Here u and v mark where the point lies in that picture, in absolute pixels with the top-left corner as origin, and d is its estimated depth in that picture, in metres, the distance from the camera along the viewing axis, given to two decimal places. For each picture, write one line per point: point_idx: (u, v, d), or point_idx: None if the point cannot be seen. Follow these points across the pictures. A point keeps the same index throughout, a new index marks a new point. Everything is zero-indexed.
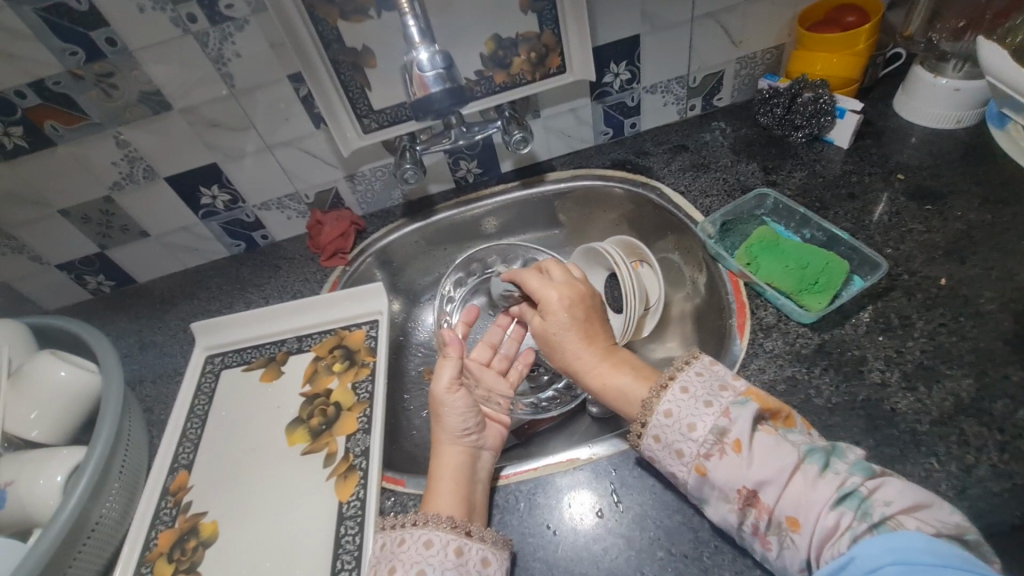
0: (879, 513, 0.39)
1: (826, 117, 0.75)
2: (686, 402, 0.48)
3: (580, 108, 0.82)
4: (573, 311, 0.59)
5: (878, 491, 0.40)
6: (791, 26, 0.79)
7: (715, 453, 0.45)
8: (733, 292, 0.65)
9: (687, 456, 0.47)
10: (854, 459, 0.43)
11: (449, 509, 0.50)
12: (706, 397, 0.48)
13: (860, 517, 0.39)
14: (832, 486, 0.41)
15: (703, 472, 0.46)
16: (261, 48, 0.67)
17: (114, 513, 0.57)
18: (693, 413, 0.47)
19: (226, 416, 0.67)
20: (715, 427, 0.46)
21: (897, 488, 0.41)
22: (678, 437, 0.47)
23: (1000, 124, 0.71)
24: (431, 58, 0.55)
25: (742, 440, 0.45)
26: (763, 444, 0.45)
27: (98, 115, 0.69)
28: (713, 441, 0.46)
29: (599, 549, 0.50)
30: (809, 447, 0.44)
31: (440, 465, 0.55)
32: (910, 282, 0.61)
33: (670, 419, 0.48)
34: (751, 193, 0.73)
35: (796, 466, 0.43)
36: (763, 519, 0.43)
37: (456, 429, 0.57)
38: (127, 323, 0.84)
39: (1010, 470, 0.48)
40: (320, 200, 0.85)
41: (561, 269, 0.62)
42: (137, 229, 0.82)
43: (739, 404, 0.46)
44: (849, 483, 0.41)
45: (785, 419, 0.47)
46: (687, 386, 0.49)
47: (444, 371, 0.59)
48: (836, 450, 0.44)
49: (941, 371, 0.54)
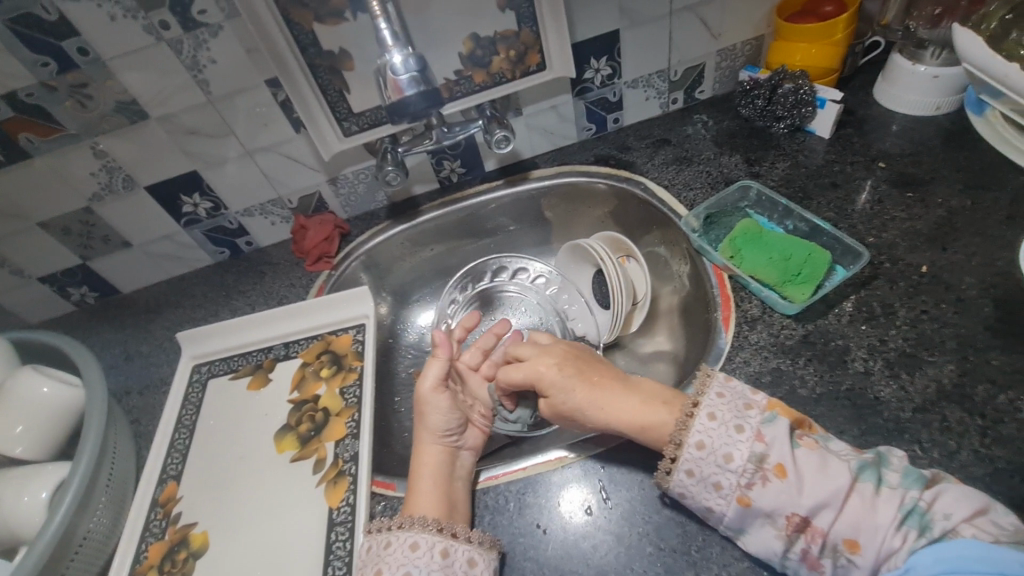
0: (939, 527, 0.41)
1: (807, 107, 0.75)
2: (717, 431, 0.47)
3: (561, 105, 0.82)
4: (566, 371, 0.57)
5: (936, 503, 0.42)
6: (770, 17, 0.79)
7: (756, 482, 0.45)
8: (717, 285, 0.65)
9: (726, 488, 0.46)
10: (904, 468, 0.44)
11: (428, 510, 0.51)
12: (736, 421, 0.47)
13: (920, 532, 0.42)
14: (892, 505, 0.42)
15: (747, 503, 0.45)
16: (236, 54, 0.66)
17: (103, 527, 0.57)
18: (727, 442, 0.47)
19: (214, 425, 0.67)
20: (753, 454, 0.46)
21: (954, 497, 0.42)
22: (714, 470, 0.46)
23: (978, 111, 0.71)
24: (404, 61, 0.55)
25: (784, 464, 0.45)
26: (805, 461, 0.45)
27: (74, 126, 0.68)
28: (753, 469, 0.45)
29: (589, 546, 0.50)
30: (860, 463, 0.45)
31: (421, 464, 0.56)
32: (892, 270, 0.61)
33: (703, 452, 0.47)
34: (734, 186, 0.73)
35: (851, 487, 0.43)
36: (817, 544, 0.43)
37: (438, 429, 0.58)
38: (112, 334, 0.83)
39: (992, 454, 0.48)
40: (304, 204, 0.84)
41: (544, 336, 0.62)
42: (119, 239, 0.81)
43: (769, 424, 0.47)
44: (907, 499, 0.42)
45: (810, 429, 0.48)
46: (713, 412, 0.48)
47: (430, 371, 0.61)
48: (883, 459, 0.45)
49: (924, 358, 0.54)
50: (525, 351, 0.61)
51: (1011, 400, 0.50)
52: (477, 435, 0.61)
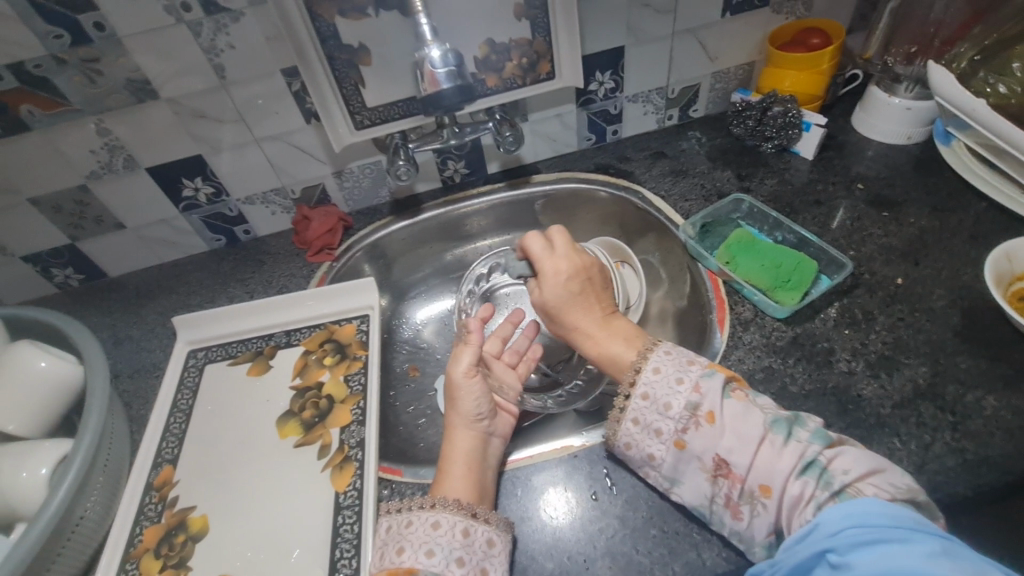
0: (838, 481, 0.43)
1: (794, 129, 0.80)
2: (659, 383, 0.51)
3: (565, 114, 0.85)
4: (572, 284, 0.60)
5: (836, 461, 0.45)
6: (761, 45, 0.85)
7: (691, 427, 0.49)
8: (712, 288, 0.69)
9: (665, 433, 0.50)
10: (815, 427, 0.47)
11: (457, 494, 0.51)
12: (678, 373, 0.51)
13: (822, 486, 0.44)
14: (796, 456, 0.45)
15: (682, 446, 0.49)
16: (256, 41, 0.67)
17: (97, 510, 0.55)
18: (668, 393, 0.51)
19: (212, 410, 0.66)
20: (688, 403, 0.50)
21: (853, 458, 0.45)
22: (656, 417, 0.51)
23: (946, 141, 0.78)
24: (443, 55, 0.57)
25: (714, 411, 0.49)
26: (733, 411, 0.49)
27: (80, 101, 0.67)
28: (688, 416, 0.49)
29: (595, 530, 0.52)
30: (775, 417, 0.48)
31: (452, 448, 0.56)
32: (871, 280, 0.66)
33: (647, 401, 0.51)
34: (727, 198, 0.78)
35: (762, 437, 0.47)
36: (737, 489, 0.47)
37: (470, 414, 0.57)
38: (99, 317, 0.81)
39: (963, 446, 0.53)
40: (307, 195, 0.85)
41: (565, 239, 0.63)
42: (113, 220, 0.79)
43: (708, 377, 0.50)
44: (809, 452, 0.45)
45: (748, 386, 0.52)
46: (658, 367, 0.52)
47: (463, 358, 0.60)
48: (799, 419, 0.48)
49: (900, 360, 0.59)
50: (536, 250, 0.63)
51: (977, 398, 0.55)
52: (507, 420, 0.61)
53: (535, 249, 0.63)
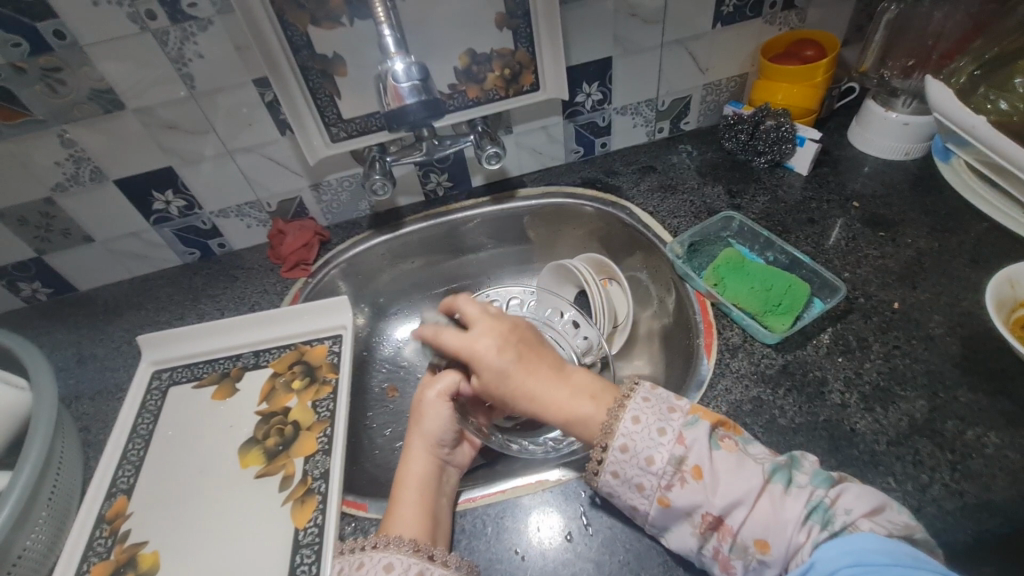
0: (840, 521, 0.40)
1: (787, 144, 0.77)
2: (639, 434, 0.47)
3: (551, 126, 0.82)
4: (506, 352, 0.54)
5: (839, 500, 0.42)
6: (755, 56, 0.82)
7: (676, 483, 0.45)
8: (700, 311, 0.66)
9: (648, 489, 0.46)
10: (813, 470, 0.44)
11: (406, 526, 0.49)
12: (659, 423, 0.47)
13: (822, 527, 0.41)
14: (800, 501, 0.42)
15: (666, 504, 0.45)
16: (225, 51, 0.64)
17: (40, 545, 0.53)
18: (649, 445, 0.46)
19: (173, 436, 0.63)
20: (672, 456, 0.45)
21: (856, 494, 0.42)
22: (637, 471, 0.46)
23: (945, 158, 0.75)
24: (407, 68, 0.55)
25: (701, 465, 0.45)
26: (723, 461, 0.45)
27: (42, 112, 0.64)
28: (672, 471, 0.45)
29: (568, 574, 0.49)
30: (772, 463, 0.44)
31: (408, 472, 0.54)
32: (866, 305, 0.63)
33: (627, 454, 0.47)
34: (717, 216, 0.75)
35: (762, 487, 0.43)
36: (727, 543, 0.43)
37: (434, 436, 0.56)
38: (65, 334, 0.78)
39: (961, 488, 0.49)
40: (283, 208, 0.82)
41: (477, 306, 0.58)
42: (80, 234, 0.76)
43: (692, 426, 0.46)
44: (815, 495, 0.42)
45: (734, 430, 0.48)
46: (637, 416, 0.48)
47: (440, 379, 0.57)
48: (795, 462, 0.45)
49: (896, 392, 0.56)
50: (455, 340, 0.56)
51: (977, 435, 0.52)
52: (467, 450, 0.59)
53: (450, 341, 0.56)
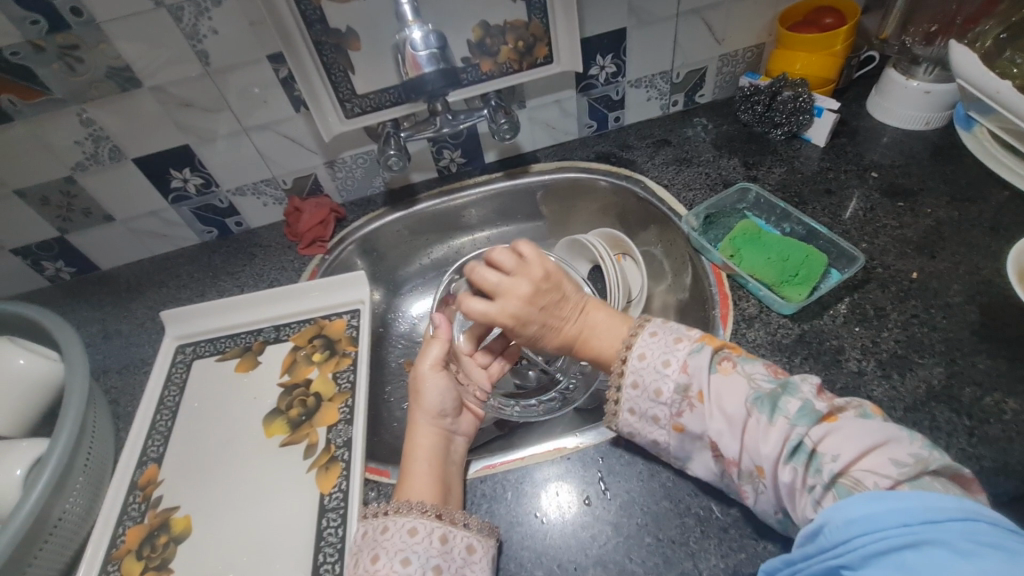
0: (829, 470, 0.40)
1: (805, 115, 0.76)
2: (646, 369, 0.49)
3: (565, 100, 0.82)
4: (534, 302, 0.56)
5: (825, 441, 0.41)
6: (771, 26, 0.80)
7: (685, 409, 0.47)
8: (715, 283, 0.66)
9: (662, 419, 0.49)
10: (804, 399, 0.44)
11: (421, 495, 0.50)
12: (664, 355, 0.49)
13: (811, 470, 0.41)
14: (782, 438, 0.42)
15: (681, 429, 0.48)
16: (238, 27, 0.64)
17: (79, 509, 0.55)
18: (655, 377, 0.49)
19: (199, 408, 0.64)
20: (677, 385, 0.48)
21: (846, 435, 0.41)
22: (649, 404, 0.49)
23: (967, 127, 0.74)
24: (425, 37, 0.55)
25: (704, 391, 0.47)
26: (722, 389, 0.47)
27: (61, 91, 0.64)
28: (680, 398, 0.48)
29: (587, 536, 0.50)
30: (756, 395, 0.45)
31: (415, 444, 0.55)
32: (884, 275, 0.63)
33: (638, 389, 0.49)
34: (733, 187, 0.74)
35: (749, 414, 0.45)
36: (734, 469, 0.45)
37: (434, 410, 0.57)
38: (90, 311, 0.80)
39: (978, 453, 0.50)
40: (298, 186, 0.82)
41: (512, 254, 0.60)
42: (101, 212, 0.78)
43: (696, 354, 0.48)
44: (795, 435, 0.42)
45: (740, 352, 0.49)
46: (644, 351, 0.50)
47: (431, 350, 0.60)
48: (790, 389, 0.45)
49: (913, 360, 0.56)
50: (491, 282, 0.59)
51: (996, 401, 0.52)
52: (471, 418, 0.61)
53: (480, 310, 0.58)
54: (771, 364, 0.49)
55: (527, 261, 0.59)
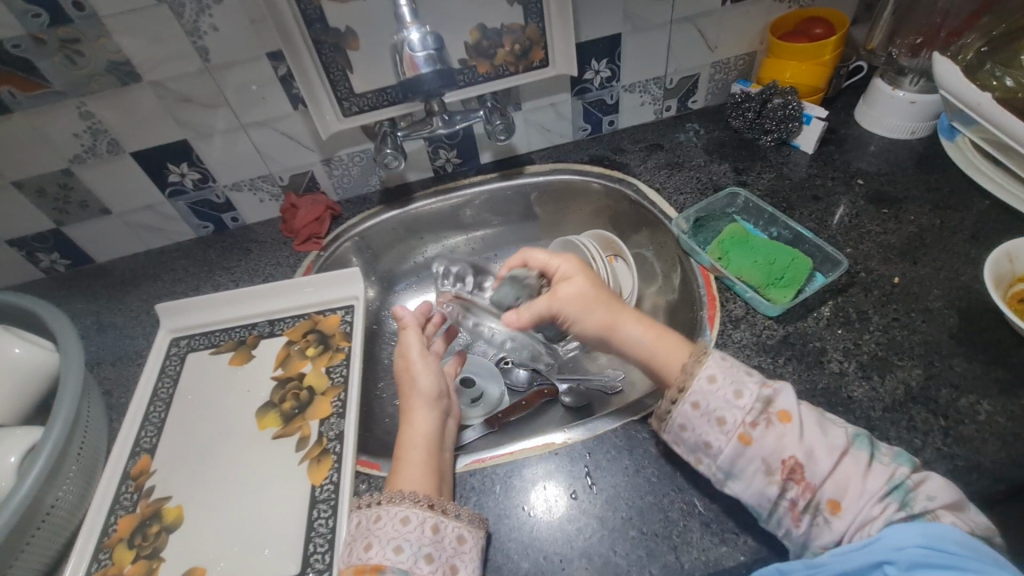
0: (920, 505, 0.43)
1: (794, 122, 0.78)
2: (713, 392, 0.50)
3: (560, 103, 0.83)
4: (577, 278, 0.58)
5: (924, 484, 0.44)
6: (763, 35, 0.82)
7: (761, 423, 0.48)
8: (704, 285, 0.68)
9: (729, 424, 0.48)
10: (899, 450, 0.46)
11: (416, 486, 0.51)
12: (747, 368, 0.51)
13: (901, 506, 0.43)
14: (883, 477, 0.44)
15: (747, 442, 0.47)
16: (239, 24, 0.65)
17: (71, 497, 0.55)
18: (737, 382, 0.50)
19: (193, 399, 0.65)
20: (760, 396, 0.49)
21: (938, 484, 0.44)
22: (722, 405, 0.49)
23: (950, 137, 0.76)
24: (422, 38, 0.56)
25: (789, 410, 0.48)
26: (812, 419, 0.48)
27: (61, 84, 0.65)
28: (759, 410, 0.48)
29: (573, 529, 0.51)
30: (856, 433, 0.47)
31: (411, 430, 0.57)
32: (867, 279, 0.64)
33: (698, 410, 0.50)
34: (722, 192, 0.76)
35: (846, 450, 0.46)
36: (804, 497, 0.45)
37: (428, 394, 0.59)
38: (84, 303, 0.80)
39: (953, 452, 0.51)
40: (295, 182, 0.83)
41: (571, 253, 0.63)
42: (98, 205, 0.78)
43: (780, 381, 0.50)
44: (896, 475, 0.44)
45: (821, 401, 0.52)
46: (712, 375, 0.50)
47: (411, 338, 0.62)
48: (882, 438, 0.48)
49: (893, 362, 0.57)
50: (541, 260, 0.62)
51: (971, 403, 0.54)
52: (456, 404, 0.63)
53: (567, 293, 0.57)
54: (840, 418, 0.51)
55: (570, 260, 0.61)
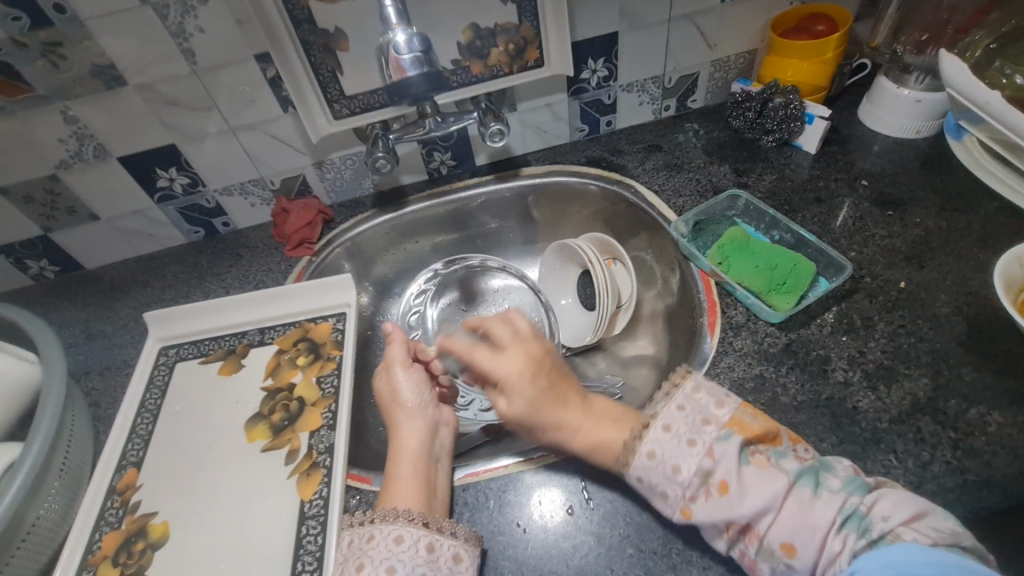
0: (878, 529, 0.40)
1: (796, 122, 0.76)
2: (668, 442, 0.47)
3: (556, 104, 0.81)
4: (533, 379, 0.54)
5: (876, 505, 0.41)
6: (764, 32, 0.80)
7: (700, 495, 0.45)
8: (704, 290, 0.66)
9: (672, 497, 0.46)
10: (846, 475, 0.43)
11: (407, 503, 0.49)
12: (689, 435, 0.47)
13: (859, 535, 0.40)
14: (831, 508, 0.42)
15: (688, 514, 0.45)
16: (226, 26, 0.63)
17: (54, 513, 0.54)
18: (676, 454, 0.46)
19: (181, 410, 0.64)
20: (699, 468, 0.45)
21: (894, 501, 0.41)
22: (662, 480, 0.46)
23: (957, 136, 0.74)
24: (408, 40, 0.54)
25: (727, 480, 0.44)
26: (752, 475, 0.44)
27: (44, 88, 0.64)
28: (697, 483, 0.45)
29: (569, 547, 0.49)
30: (798, 469, 0.44)
31: (401, 442, 0.56)
32: (872, 284, 0.63)
33: (652, 462, 0.47)
34: (723, 194, 0.74)
35: (788, 491, 0.43)
36: (754, 546, 0.43)
37: (414, 405, 0.59)
38: (73, 311, 0.79)
39: (962, 465, 0.49)
40: (286, 186, 0.82)
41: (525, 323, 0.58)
42: (85, 211, 0.77)
43: (722, 440, 0.46)
44: (849, 503, 0.42)
45: (772, 440, 0.47)
46: (668, 424, 0.48)
47: (395, 347, 0.63)
48: (826, 466, 0.44)
49: (900, 371, 0.56)
50: (501, 338, 0.57)
51: (981, 414, 0.52)
52: (449, 411, 0.63)
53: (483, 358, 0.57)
54: (793, 445, 0.47)
55: (526, 340, 0.57)
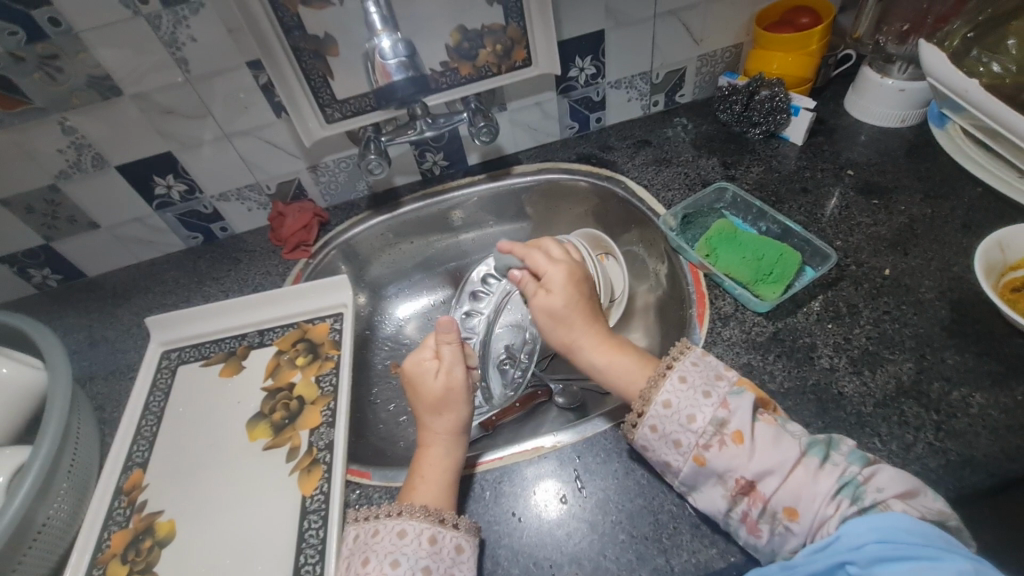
0: (870, 498, 0.42)
1: (782, 114, 0.77)
2: (685, 393, 0.49)
3: (545, 102, 0.83)
4: (570, 301, 0.57)
5: (873, 478, 0.43)
6: (748, 26, 0.81)
7: (714, 444, 0.47)
8: (692, 283, 0.67)
9: (685, 446, 0.48)
10: (850, 449, 0.45)
11: (432, 501, 0.51)
12: (705, 387, 0.49)
13: (852, 501, 0.43)
14: (833, 476, 0.44)
15: (702, 462, 0.47)
16: (217, 34, 0.64)
17: (64, 514, 0.56)
18: (692, 405, 0.48)
19: (184, 412, 0.65)
20: (715, 418, 0.47)
21: (890, 476, 0.43)
22: (677, 429, 0.48)
23: (941, 124, 0.75)
24: (394, 46, 0.55)
25: (742, 431, 0.46)
26: (764, 434, 0.46)
27: (42, 100, 0.65)
28: (713, 432, 0.47)
29: (563, 534, 0.51)
30: (809, 439, 0.46)
31: (440, 454, 0.55)
32: (857, 272, 0.64)
33: (669, 411, 0.49)
34: (710, 187, 0.75)
35: (798, 459, 0.45)
36: (757, 507, 0.44)
37: (463, 422, 0.57)
38: (76, 318, 0.81)
39: (945, 446, 0.51)
40: (282, 190, 0.83)
41: (562, 249, 0.62)
42: (86, 220, 0.78)
43: (737, 395, 0.48)
44: (847, 473, 0.44)
45: (773, 410, 0.50)
46: (684, 376, 0.50)
47: (455, 352, 0.59)
48: (833, 441, 0.46)
49: (884, 355, 0.57)
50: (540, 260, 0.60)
51: (963, 395, 0.53)
52: None
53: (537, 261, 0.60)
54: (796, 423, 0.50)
55: (566, 267, 0.59)
